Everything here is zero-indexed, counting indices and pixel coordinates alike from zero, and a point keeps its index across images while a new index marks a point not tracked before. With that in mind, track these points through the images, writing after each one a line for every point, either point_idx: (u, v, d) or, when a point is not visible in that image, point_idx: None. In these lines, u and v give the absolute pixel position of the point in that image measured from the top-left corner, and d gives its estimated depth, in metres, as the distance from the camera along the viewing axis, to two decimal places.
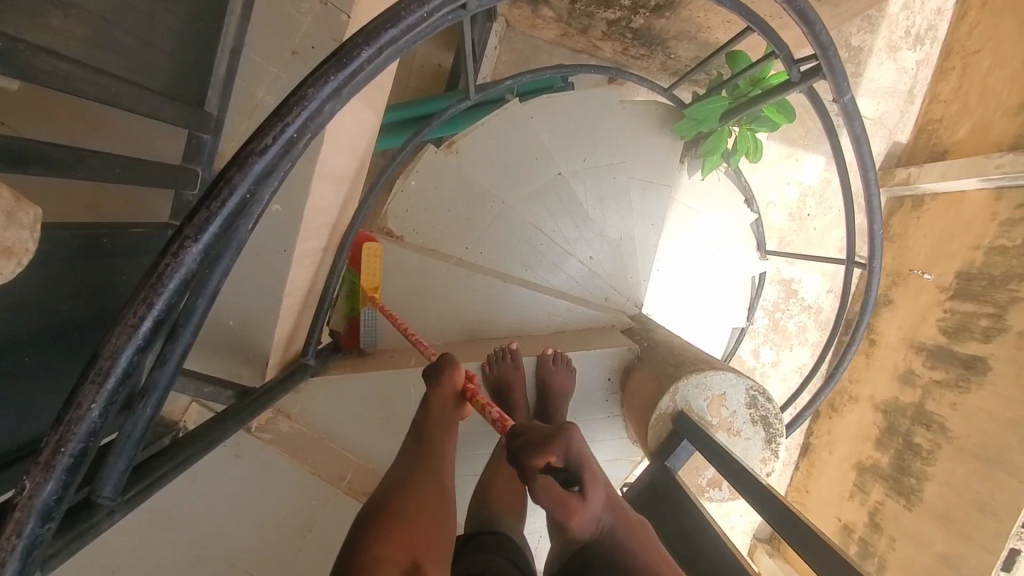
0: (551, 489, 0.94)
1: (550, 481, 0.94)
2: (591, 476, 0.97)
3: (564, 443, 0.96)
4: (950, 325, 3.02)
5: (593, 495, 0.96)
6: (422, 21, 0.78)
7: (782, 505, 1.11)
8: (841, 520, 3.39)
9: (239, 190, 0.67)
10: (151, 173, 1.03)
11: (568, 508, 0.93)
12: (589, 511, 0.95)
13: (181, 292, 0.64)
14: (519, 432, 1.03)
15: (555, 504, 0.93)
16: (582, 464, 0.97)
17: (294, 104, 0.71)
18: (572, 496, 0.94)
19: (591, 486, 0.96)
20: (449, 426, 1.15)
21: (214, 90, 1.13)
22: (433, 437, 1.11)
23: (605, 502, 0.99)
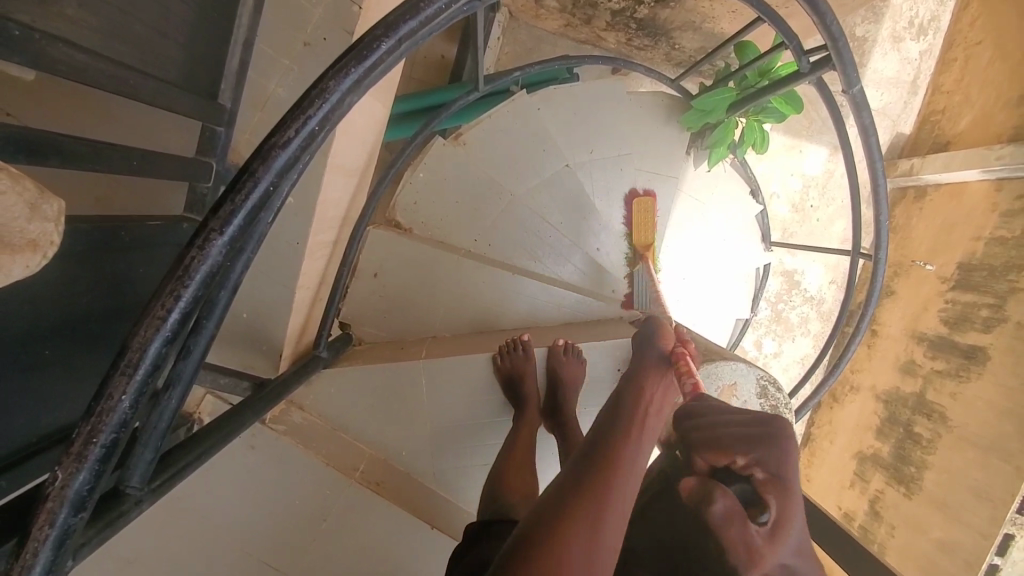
0: (729, 507, 0.78)
1: (731, 495, 0.79)
2: (788, 508, 0.79)
3: (761, 452, 0.82)
4: (951, 316, 3.03)
5: (783, 537, 0.78)
6: (441, 11, 0.78)
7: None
8: (841, 508, 3.42)
9: (263, 183, 0.68)
10: (168, 166, 1.04)
11: (744, 538, 0.77)
12: (776, 555, 0.77)
13: (206, 284, 0.65)
14: (705, 423, 0.90)
15: (727, 529, 0.77)
16: (779, 488, 0.80)
17: (315, 96, 0.71)
18: (756, 530, 0.77)
19: (784, 523, 0.78)
20: (648, 411, 0.99)
21: (227, 83, 1.13)
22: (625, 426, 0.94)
23: (800, 551, 0.79)
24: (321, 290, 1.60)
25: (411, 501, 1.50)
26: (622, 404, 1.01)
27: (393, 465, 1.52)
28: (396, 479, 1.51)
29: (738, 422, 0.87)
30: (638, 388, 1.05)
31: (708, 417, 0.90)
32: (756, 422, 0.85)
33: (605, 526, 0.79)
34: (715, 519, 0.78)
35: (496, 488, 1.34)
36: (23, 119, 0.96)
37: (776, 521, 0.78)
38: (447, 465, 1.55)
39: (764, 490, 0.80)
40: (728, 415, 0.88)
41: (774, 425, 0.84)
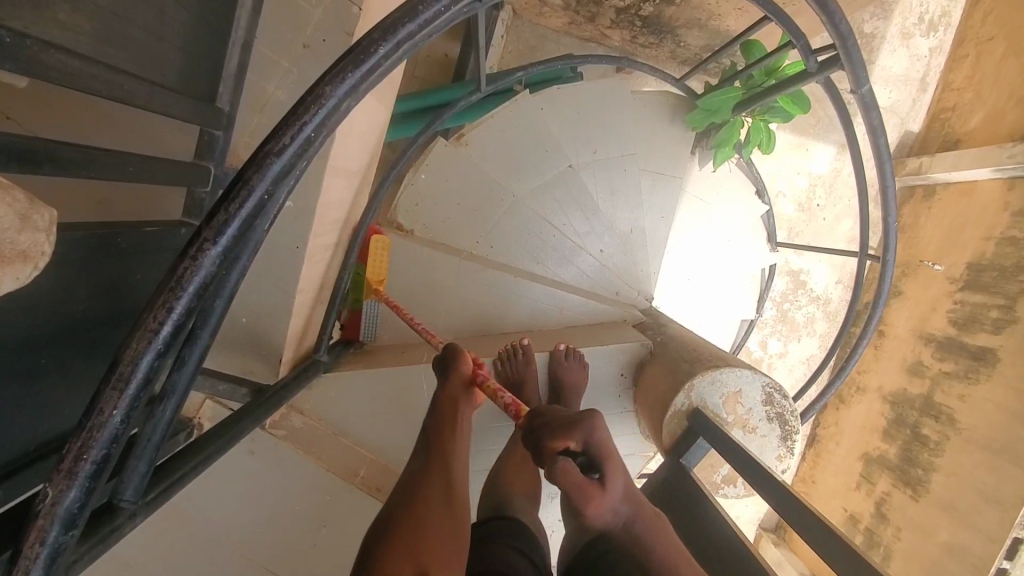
0: (572, 475, 0.89)
1: (571, 468, 0.90)
2: (614, 464, 0.94)
3: (586, 428, 0.91)
4: (959, 316, 3.00)
5: (611, 484, 0.93)
6: (442, 14, 0.76)
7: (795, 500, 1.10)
8: (847, 510, 3.39)
9: (257, 192, 0.66)
10: (166, 170, 1.02)
11: (587, 496, 0.90)
12: (607, 503, 0.92)
13: (200, 295, 0.63)
14: (537, 414, 0.97)
15: (570, 485, 0.90)
16: (605, 453, 0.92)
17: (311, 102, 0.70)
18: (592, 484, 0.91)
19: (611, 475, 0.93)
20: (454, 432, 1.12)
21: (225, 87, 1.11)
22: (432, 461, 1.03)
23: (624, 496, 0.95)
24: (322, 293, 1.58)
25: None
26: (427, 440, 1.09)
27: (393, 469, 1.51)
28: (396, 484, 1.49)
29: (561, 414, 0.97)
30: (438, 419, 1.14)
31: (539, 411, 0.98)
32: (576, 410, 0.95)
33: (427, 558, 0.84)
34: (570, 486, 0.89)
35: (495, 488, 1.32)
36: (34, 130, 1.00)
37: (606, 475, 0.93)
38: None
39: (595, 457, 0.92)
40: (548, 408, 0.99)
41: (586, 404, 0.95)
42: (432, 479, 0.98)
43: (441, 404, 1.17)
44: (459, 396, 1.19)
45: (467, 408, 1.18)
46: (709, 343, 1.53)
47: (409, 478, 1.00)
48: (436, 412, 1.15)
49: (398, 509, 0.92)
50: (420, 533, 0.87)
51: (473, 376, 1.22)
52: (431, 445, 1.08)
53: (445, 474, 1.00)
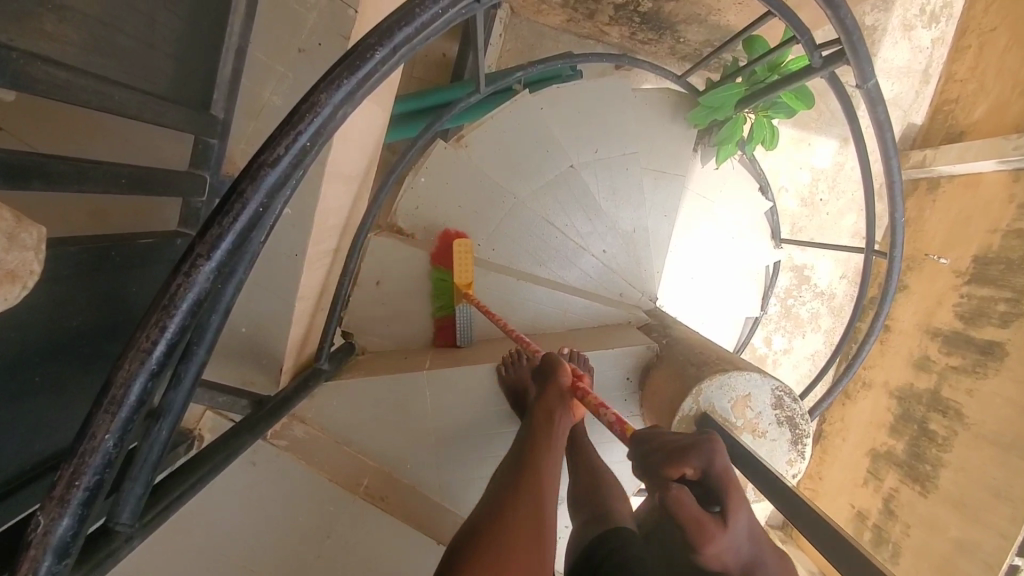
0: (688, 503, 0.96)
1: (689, 492, 0.98)
2: (732, 500, 1.00)
3: (701, 457, 1.02)
4: (966, 310, 2.97)
5: (733, 520, 0.98)
6: (439, 17, 0.74)
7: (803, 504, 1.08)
8: (854, 507, 3.36)
9: (251, 205, 0.64)
10: (158, 180, 1.00)
11: (709, 524, 0.95)
12: (726, 539, 0.96)
13: (194, 313, 0.61)
14: (650, 440, 1.08)
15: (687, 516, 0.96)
16: (720, 482, 1.01)
17: (306, 110, 0.67)
18: (711, 517, 0.97)
19: (732, 510, 0.99)
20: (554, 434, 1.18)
21: (219, 94, 1.08)
22: (529, 468, 1.07)
23: (746, 535, 0.99)
24: (322, 300, 1.56)
25: (415, 516, 1.48)
26: (531, 441, 1.16)
27: (396, 478, 1.50)
28: (399, 492, 1.49)
29: (673, 439, 1.08)
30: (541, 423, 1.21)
31: (653, 437, 1.09)
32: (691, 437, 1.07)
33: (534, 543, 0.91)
34: (688, 512, 0.96)
35: None
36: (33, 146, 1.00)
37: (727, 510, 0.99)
38: (454, 477, 1.53)
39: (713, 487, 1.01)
40: (661, 434, 1.09)
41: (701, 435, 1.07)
42: (529, 486, 1.02)
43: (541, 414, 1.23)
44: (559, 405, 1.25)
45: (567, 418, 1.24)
46: (716, 345, 1.51)
47: (508, 481, 1.04)
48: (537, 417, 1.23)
49: (495, 513, 0.96)
50: (512, 538, 0.90)
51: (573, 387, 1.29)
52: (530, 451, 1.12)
53: (540, 484, 1.03)
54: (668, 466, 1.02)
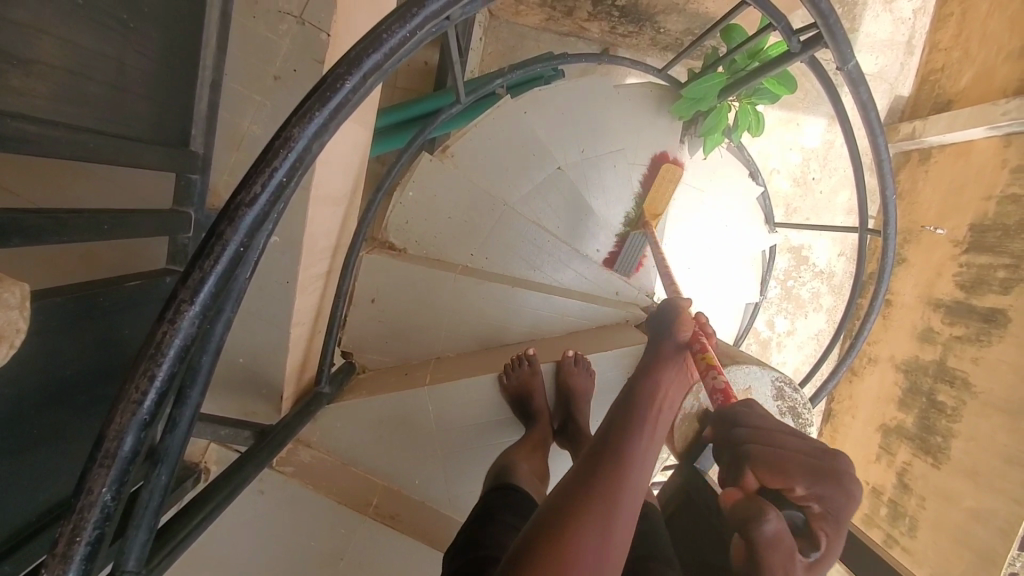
0: (782, 535, 0.83)
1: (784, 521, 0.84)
2: (833, 543, 0.84)
3: (832, 493, 0.83)
4: (966, 280, 2.96)
5: (823, 562, 0.83)
6: (406, 40, 0.75)
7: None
8: (868, 483, 3.35)
9: (231, 246, 0.64)
10: (141, 222, 1.00)
11: (787, 566, 0.82)
12: None
13: (181, 359, 0.61)
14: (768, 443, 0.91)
15: (769, 547, 0.83)
16: (833, 522, 0.84)
17: (279, 146, 0.67)
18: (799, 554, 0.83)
19: (828, 554, 0.83)
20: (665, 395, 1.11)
21: (198, 126, 1.09)
22: (609, 465, 0.89)
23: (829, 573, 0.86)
24: (318, 322, 1.56)
25: (425, 533, 1.46)
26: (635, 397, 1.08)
27: (405, 494, 1.50)
28: (409, 508, 1.48)
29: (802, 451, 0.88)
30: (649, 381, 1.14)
31: (763, 438, 0.93)
32: (830, 459, 0.86)
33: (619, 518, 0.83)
34: (763, 538, 0.83)
35: (500, 471, 1.30)
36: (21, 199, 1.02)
37: (819, 554, 0.83)
38: (463, 489, 1.52)
39: (812, 521, 0.85)
40: (789, 439, 0.91)
41: (836, 458, 0.86)
42: (614, 483, 0.86)
43: (642, 397, 1.07)
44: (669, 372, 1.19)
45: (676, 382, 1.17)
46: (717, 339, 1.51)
47: (581, 472, 0.88)
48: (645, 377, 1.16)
49: (560, 512, 0.81)
50: (570, 553, 0.76)
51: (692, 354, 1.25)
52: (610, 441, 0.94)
53: (620, 490, 0.85)
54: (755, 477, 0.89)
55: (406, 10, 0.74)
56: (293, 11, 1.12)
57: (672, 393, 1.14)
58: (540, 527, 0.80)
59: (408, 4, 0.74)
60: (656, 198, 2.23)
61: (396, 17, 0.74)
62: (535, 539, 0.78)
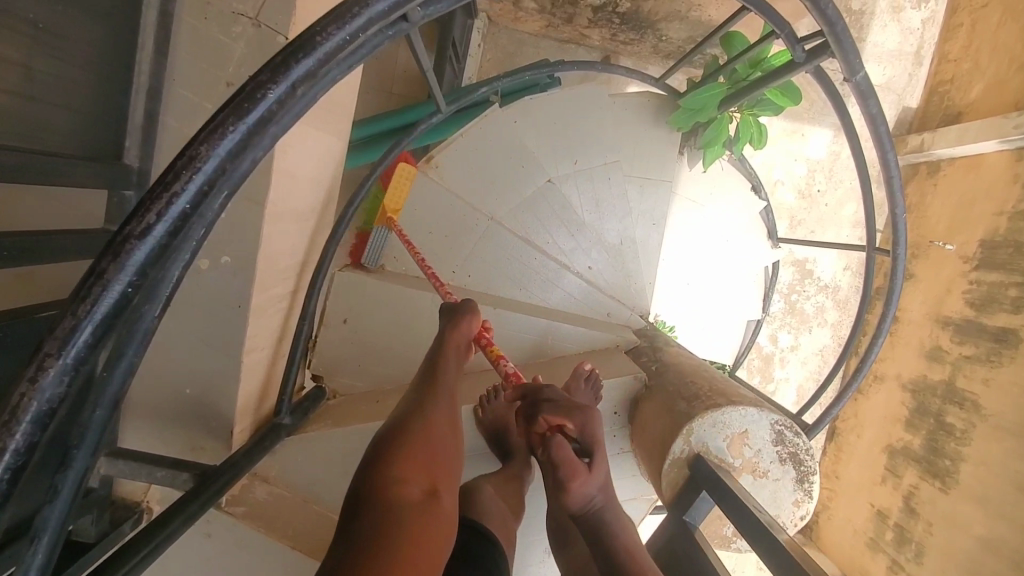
0: (564, 449, 1.13)
1: (564, 442, 1.13)
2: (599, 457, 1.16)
3: (583, 417, 1.16)
4: (977, 298, 2.84)
5: (595, 469, 1.15)
6: (346, 44, 0.65)
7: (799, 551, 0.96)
8: (874, 506, 3.21)
9: (116, 288, 0.54)
10: (55, 245, 0.90)
11: (569, 468, 1.11)
12: (589, 483, 1.13)
13: (43, 426, 0.53)
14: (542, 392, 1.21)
15: (561, 458, 1.12)
16: (594, 442, 1.16)
17: (183, 166, 0.57)
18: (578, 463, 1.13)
19: (597, 461, 1.15)
20: (456, 356, 1.21)
21: (132, 139, 0.99)
22: (432, 389, 1.10)
23: (601, 488, 1.15)
24: (282, 344, 1.45)
25: None
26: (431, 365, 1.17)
27: None
28: None
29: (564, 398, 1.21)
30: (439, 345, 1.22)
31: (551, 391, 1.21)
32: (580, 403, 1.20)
33: (443, 444, 0.98)
34: (560, 454, 1.12)
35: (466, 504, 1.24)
36: None
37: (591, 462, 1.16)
38: None
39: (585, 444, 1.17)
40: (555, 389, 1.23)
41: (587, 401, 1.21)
42: (436, 425, 1.00)
43: (445, 345, 1.22)
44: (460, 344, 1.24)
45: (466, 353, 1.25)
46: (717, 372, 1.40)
47: (414, 399, 1.07)
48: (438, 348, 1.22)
49: (405, 423, 0.99)
50: (426, 441, 0.96)
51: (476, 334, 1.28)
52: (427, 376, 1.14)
53: (448, 402, 1.08)
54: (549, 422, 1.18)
55: (343, 11, 0.64)
56: (247, 12, 1.01)
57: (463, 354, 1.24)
58: (387, 437, 0.96)
59: (348, 2, 0.64)
60: (393, 192, 1.79)
61: (334, 17, 0.63)
62: (387, 442, 0.95)
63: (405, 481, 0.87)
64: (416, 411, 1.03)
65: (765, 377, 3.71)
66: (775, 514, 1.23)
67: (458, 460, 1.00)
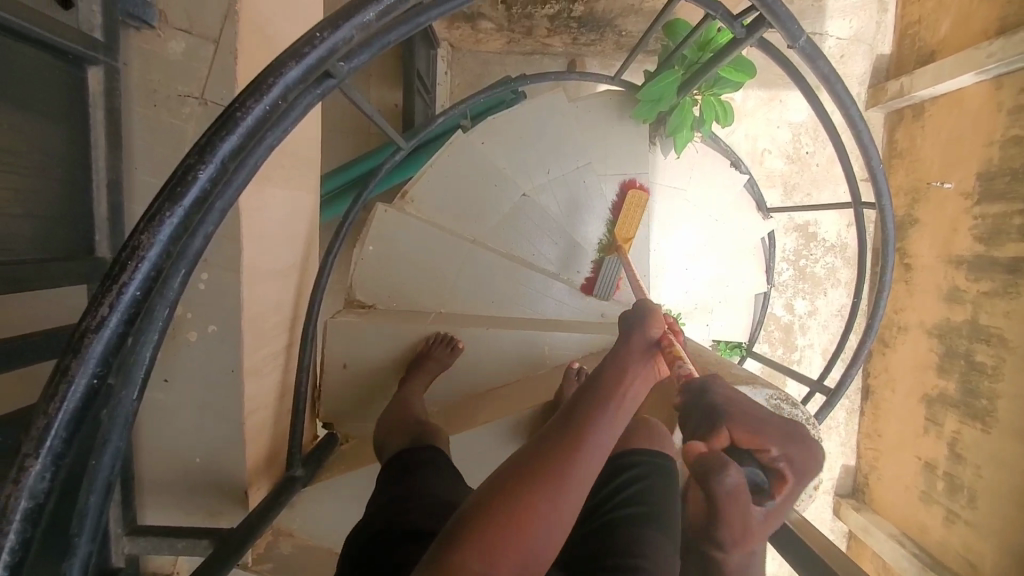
0: (743, 494, 0.80)
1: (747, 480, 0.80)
2: (784, 502, 0.85)
3: (794, 452, 0.84)
4: (984, 231, 2.78)
5: (771, 523, 0.84)
6: (267, 114, 0.68)
7: (808, 523, 0.97)
8: (920, 459, 3.11)
9: (80, 382, 0.58)
10: (39, 346, 0.94)
11: (744, 523, 0.81)
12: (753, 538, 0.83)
13: (34, 517, 0.56)
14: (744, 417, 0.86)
15: (729, 501, 0.80)
16: (786, 483, 0.84)
17: (127, 258, 0.60)
18: (752, 510, 0.82)
19: (777, 512, 0.84)
20: (627, 387, 0.94)
21: (101, 232, 1.03)
22: (576, 426, 0.85)
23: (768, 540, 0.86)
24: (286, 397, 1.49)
25: None
26: (593, 387, 0.94)
27: None
28: None
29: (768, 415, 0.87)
30: (612, 368, 0.98)
31: (752, 402, 0.89)
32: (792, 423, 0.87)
33: (540, 526, 0.75)
34: (725, 490, 0.80)
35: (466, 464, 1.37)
36: None
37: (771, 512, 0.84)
38: None
39: (773, 482, 0.84)
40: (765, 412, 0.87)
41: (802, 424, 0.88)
42: (544, 489, 0.77)
43: (611, 367, 0.99)
44: (631, 368, 1.00)
45: (638, 380, 0.98)
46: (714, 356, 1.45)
47: (546, 432, 0.86)
48: (607, 367, 0.99)
49: (513, 472, 0.79)
50: (513, 516, 0.75)
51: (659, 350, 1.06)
52: (578, 400, 0.91)
53: (583, 456, 0.82)
54: (733, 436, 0.85)
55: (259, 85, 0.68)
56: (193, 92, 1.07)
57: (634, 380, 0.97)
58: (499, 483, 0.79)
59: (259, 79, 0.68)
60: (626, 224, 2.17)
61: (250, 93, 0.67)
62: (490, 493, 0.77)
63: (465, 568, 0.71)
64: (533, 459, 0.81)
65: (788, 347, 3.69)
66: None
67: (551, 545, 0.77)
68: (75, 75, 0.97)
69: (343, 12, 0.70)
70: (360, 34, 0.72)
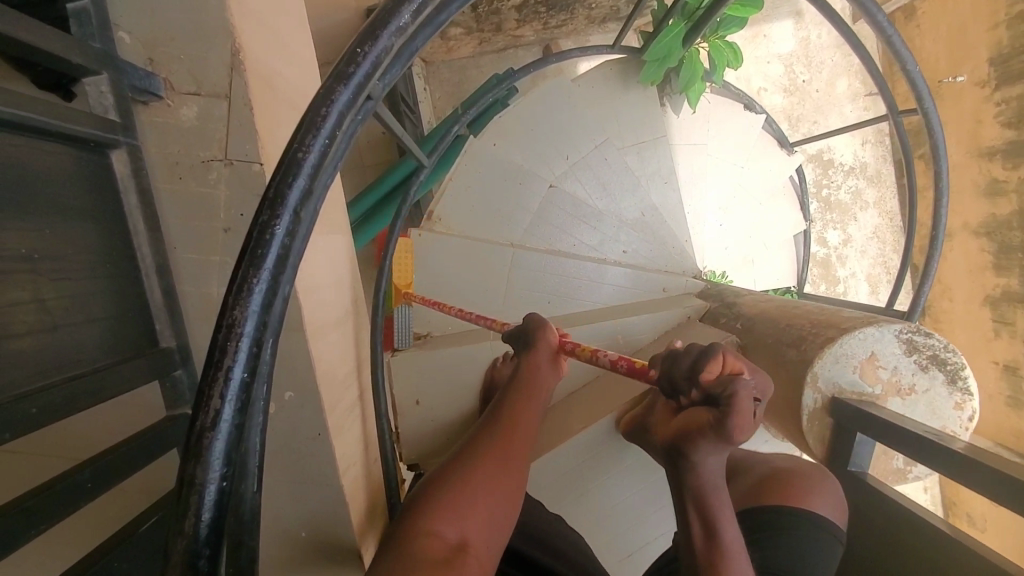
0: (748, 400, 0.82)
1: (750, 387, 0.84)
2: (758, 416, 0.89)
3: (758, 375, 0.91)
4: (1010, 116, 2.65)
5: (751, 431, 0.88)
6: (328, 148, 0.61)
7: (984, 449, 0.90)
8: (998, 362, 2.88)
9: (211, 487, 0.52)
10: (134, 452, 0.89)
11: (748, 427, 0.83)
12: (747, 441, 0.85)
13: None
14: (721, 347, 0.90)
15: (743, 404, 0.81)
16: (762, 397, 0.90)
17: (224, 340, 0.54)
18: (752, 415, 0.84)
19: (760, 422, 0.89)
20: (535, 380, 1.05)
21: (161, 321, 0.98)
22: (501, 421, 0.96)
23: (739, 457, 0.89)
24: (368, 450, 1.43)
25: None
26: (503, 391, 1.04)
27: None
28: None
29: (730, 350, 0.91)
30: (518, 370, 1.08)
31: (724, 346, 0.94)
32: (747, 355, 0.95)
33: (493, 493, 0.83)
34: (740, 393, 0.82)
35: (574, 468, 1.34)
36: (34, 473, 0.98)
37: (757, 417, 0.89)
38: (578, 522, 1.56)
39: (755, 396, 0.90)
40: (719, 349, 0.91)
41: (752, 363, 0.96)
42: (482, 464, 0.86)
43: (519, 373, 1.08)
44: (540, 367, 1.08)
45: (549, 379, 1.07)
46: (814, 308, 1.37)
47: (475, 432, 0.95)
48: (516, 374, 1.08)
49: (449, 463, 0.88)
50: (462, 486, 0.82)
51: (560, 345, 1.13)
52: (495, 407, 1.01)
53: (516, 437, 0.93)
54: (727, 360, 0.88)
55: (311, 119, 0.60)
56: (216, 155, 0.99)
57: (540, 374, 1.07)
58: (440, 473, 0.86)
59: (309, 113, 0.60)
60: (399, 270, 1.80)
61: (304, 130, 0.60)
62: (427, 484, 0.84)
63: (435, 534, 0.75)
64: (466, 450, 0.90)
65: (830, 282, 3.54)
66: (942, 427, 1.16)
67: (507, 509, 0.84)
68: (101, 162, 0.90)
69: (378, 17, 0.61)
70: (398, 40, 0.63)
